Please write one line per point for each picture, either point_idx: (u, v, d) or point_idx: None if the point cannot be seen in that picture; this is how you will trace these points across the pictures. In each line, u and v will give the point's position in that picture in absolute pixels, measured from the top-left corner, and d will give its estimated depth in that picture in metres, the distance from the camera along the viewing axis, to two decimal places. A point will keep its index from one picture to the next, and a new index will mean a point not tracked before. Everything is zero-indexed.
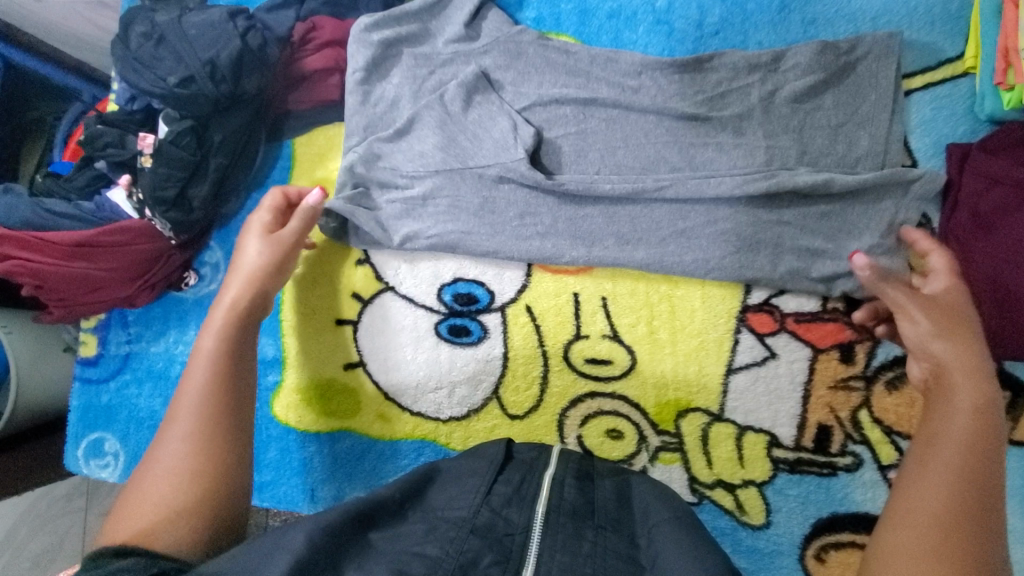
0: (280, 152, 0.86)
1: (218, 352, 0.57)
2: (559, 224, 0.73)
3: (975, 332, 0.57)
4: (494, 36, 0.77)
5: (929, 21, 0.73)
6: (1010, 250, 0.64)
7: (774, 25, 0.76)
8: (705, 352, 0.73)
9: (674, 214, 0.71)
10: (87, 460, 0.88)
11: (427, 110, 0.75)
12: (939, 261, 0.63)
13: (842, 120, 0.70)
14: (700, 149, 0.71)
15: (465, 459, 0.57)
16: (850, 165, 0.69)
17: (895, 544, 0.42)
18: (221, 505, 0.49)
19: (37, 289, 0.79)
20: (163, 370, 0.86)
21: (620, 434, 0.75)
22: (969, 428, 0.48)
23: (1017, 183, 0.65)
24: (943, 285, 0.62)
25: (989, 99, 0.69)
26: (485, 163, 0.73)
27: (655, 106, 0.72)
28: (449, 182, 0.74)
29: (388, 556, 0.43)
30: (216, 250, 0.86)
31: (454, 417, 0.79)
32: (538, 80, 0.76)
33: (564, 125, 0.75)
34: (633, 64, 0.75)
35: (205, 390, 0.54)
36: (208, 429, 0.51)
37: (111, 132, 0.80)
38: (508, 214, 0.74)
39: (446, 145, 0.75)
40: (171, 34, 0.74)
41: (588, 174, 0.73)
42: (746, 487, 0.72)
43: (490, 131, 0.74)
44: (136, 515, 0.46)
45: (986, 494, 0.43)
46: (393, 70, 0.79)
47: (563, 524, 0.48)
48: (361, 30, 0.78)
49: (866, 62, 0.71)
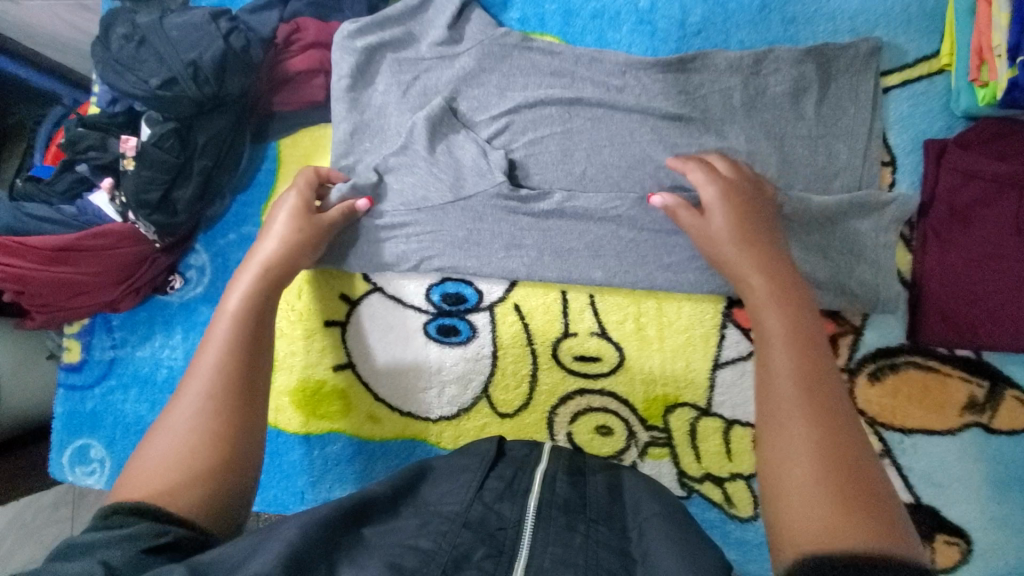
0: (266, 155, 0.85)
1: (237, 321, 0.56)
2: (545, 256, 0.74)
3: (770, 246, 0.60)
4: (480, 36, 0.78)
5: (905, 20, 0.74)
6: (985, 242, 0.66)
7: (755, 24, 0.77)
8: (692, 348, 0.73)
9: (659, 228, 0.71)
10: (72, 467, 0.87)
11: (397, 154, 0.75)
12: (695, 174, 0.66)
13: (824, 117, 0.71)
14: (685, 149, 0.72)
15: (456, 456, 0.57)
16: (833, 161, 0.70)
17: (785, 475, 0.40)
18: (235, 476, 0.47)
19: (18, 295, 0.78)
20: (149, 375, 0.85)
21: (610, 430, 0.75)
22: (795, 377, 0.45)
23: (994, 177, 0.66)
24: (715, 190, 0.64)
25: (964, 95, 0.70)
26: (467, 194, 0.74)
27: (640, 106, 0.74)
28: (433, 218, 0.74)
29: (381, 551, 0.44)
30: (201, 254, 0.85)
31: (444, 417, 0.79)
32: (522, 82, 0.77)
33: (550, 125, 0.75)
34: (618, 64, 0.75)
35: (224, 358, 0.53)
36: (229, 395, 0.51)
37: (92, 135, 0.79)
38: (493, 246, 0.74)
39: (427, 181, 0.74)
40: (152, 36, 0.74)
41: (574, 174, 0.74)
42: (734, 480, 0.73)
43: (462, 162, 0.75)
44: (144, 482, 0.45)
45: (844, 420, 0.42)
46: (378, 77, 0.79)
47: (553, 517, 0.48)
48: (345, 37, 0.78)
49: (846, 74, 0.72)
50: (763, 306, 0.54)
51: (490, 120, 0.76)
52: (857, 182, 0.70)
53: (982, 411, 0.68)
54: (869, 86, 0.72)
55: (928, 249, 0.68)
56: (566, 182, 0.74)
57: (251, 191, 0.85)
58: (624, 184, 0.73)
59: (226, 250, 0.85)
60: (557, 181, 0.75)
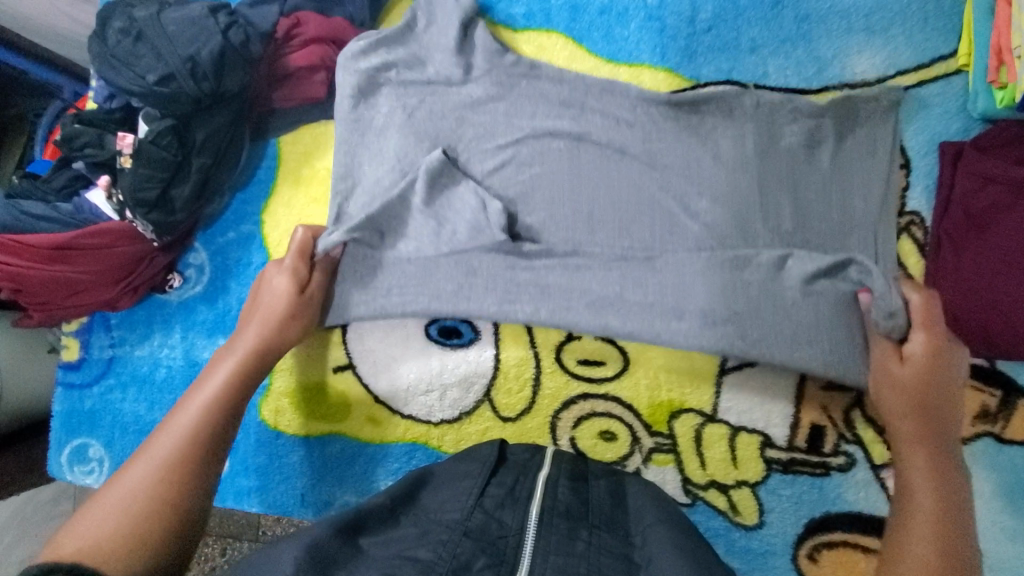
0: (265, 152, 0.84)
1: (215, 396, 0.59)
2: (542, 312, 0.70)
3: (943, 402, 0.61)
4: (488, 64, 0.76)
5: (922, 19, 0.73)
6: (1004, 249, 0.64)
7: (766, 22, 0.75)
8: (691, 359, 0.72)
9: (665, 287, 0.68)
10: (71, 466, 0.86)
11: (393, 205, 0.73)
12: (919, 308, 0.63)
13: (841, 169, 0.69)
14: (696, 196, 0.69)
15: (457, 462, 0.56)
16: (848, 217, 0.68)
17: None
18: (168, 543, 0.49)
19: (15, 293, 0.77)
20: (147, 374, 0.84)
21: (614, 435, 0.74)
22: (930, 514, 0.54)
23: (1010, 182, 0.64)
24: (924, 342, 0.62)
25: (982, 96, 0.68)
26: (461, 248, 0.72)
27: (649, 156, 0.71)
28: (423, 271, 0.73)
29: (380, 562, 0.43)
30: (200, 252, 0.84)
31: (445, 420, 0.77)
32: (529, 92, 0.75)
33: (558, 143, 0.73)
34: (629, 96, 0.73)
35: (189, 432, 0.55)
36: (182, 465, 0.53)
37: (89, 131, 0.77)
38: (486, 299, 0.71)
39: (424, 235, 0.73)
40: (149, 31, 0.72)
41: (581, 211, 0.72)
42: (739, 488, 0.71)
43: (461, 214, 0.72)
44: (80, 537, 0.47)
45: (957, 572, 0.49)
46: (382, 95, 0.77)
47: (555, 524, 0.47)
48: (349, 57, 0.77)
49: (864, 112, 0.70)
50: (908, 446, 0.60)
51: (497, 150, 0.74)
52: (872, 238, 0.68)
53: (995, 421, 0.67)
54: (889, 139, 0.70)
55: (941, 255, 0.67)
56: (573, 220, 0.72)
57: (251, 189, 0.84)
58: (632, 185, 0.71)
59: (226, 249, 0.84)
60: (561, 184, 0.73)
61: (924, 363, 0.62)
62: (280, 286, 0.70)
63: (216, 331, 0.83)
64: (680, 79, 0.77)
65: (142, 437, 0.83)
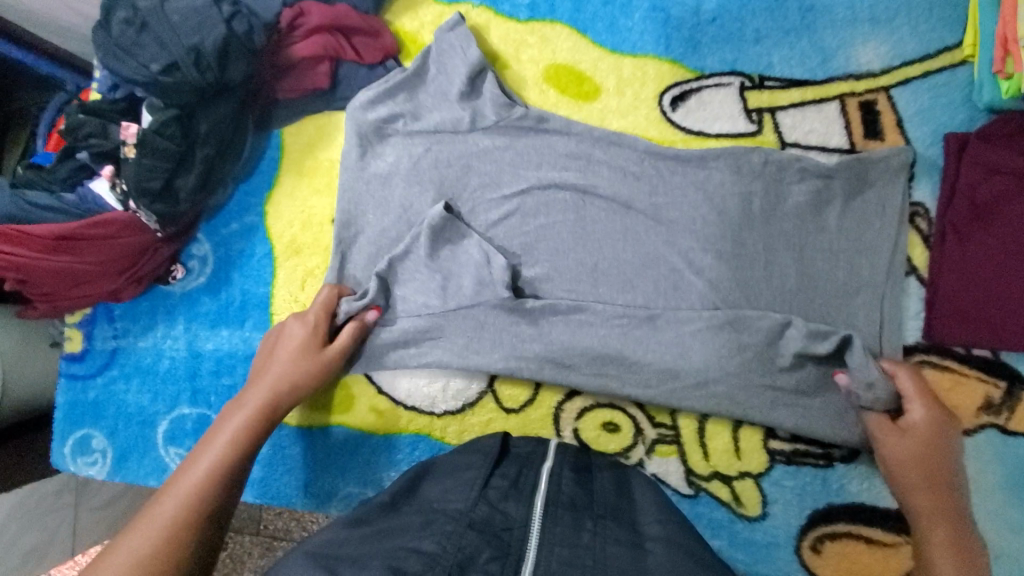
0: (269, 143, 0.85)
1: (223, 453, 0.57)
2: (545, 369, 0.70)
3: (948, 474, 0.60)
4: (497, 118, 0.74)
5: (927, 9, 0.72)
6: (1010, 238, 0.64)
7: (771, 12, 0.75)
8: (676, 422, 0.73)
9: (664, 346, 0.67)
10: (74, 458, 0.86)
11: (399, 261, 0.73)
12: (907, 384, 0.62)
13: (848, 230, 0.68)
14: (699, 252, 0.68)
15: (460, 454, 0.57)
16: (855, 275, 0.67)
17: None
18: None
19: (20, 283, 0.77)
20: (150, 366, 0.84)
21: (616, 427, 0.74)
22: None
23: (1015, 171, 0.65)
24: (922, 415, 0.61)
25: (988, 87, 0.67)
26: (468, 303, 0.71)
27: (655, 212, 0.70)
28: (433, 326, 0.72)
29: (383, 552, 0.43)
30: (204, 243, 0.84)
31: (448, 411, 0.77)
32: (537, 161, 0.74)
33: (563, 212, 0.72)
34: (636, 151, 0.72)
35: (196, 491, 0.53)
36: (185, 527, 0.51)
37: (92, 121, 0.77)
38: (493, 355, 0.71)
39: (429, 288, 0.72)
40: (153, 20, 0.72)
41: (585, 266, 0.71)
42: (742, 479, 0.71)
43: (464, 268, 0.72)
44: None
45: None
46: (389, 147, 0.77)
47: (560, 515, 0.48)
48: (357, 108, 0.77)
49: (878, 170, 0.68)
50: (929, 526, 0.58)
51: (502, 200, 0.74)
52: (879, 303, 0.66)
53: (999, 412, 0.66)
54: (899, 200, 0.68)
55: (946, 246, 0.67)
56: (577, 274, 0.70)
57: (254, 179, 0.84)
58: (632, 182, 0.71)
59: (229, 239, 0.84)
60: (565, 178, 0.72)
61: (922, 435, 0.61)
62: (301, 337, 0.69)
63: (219, 322, 0.82)
64: (684, 70, 0.77)
65: (144, 428, 0.83)
